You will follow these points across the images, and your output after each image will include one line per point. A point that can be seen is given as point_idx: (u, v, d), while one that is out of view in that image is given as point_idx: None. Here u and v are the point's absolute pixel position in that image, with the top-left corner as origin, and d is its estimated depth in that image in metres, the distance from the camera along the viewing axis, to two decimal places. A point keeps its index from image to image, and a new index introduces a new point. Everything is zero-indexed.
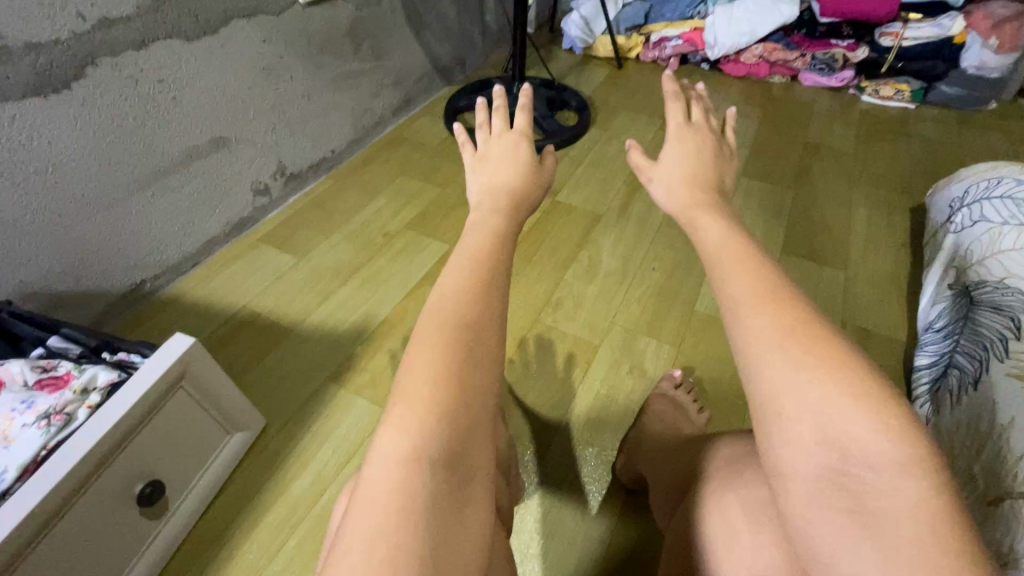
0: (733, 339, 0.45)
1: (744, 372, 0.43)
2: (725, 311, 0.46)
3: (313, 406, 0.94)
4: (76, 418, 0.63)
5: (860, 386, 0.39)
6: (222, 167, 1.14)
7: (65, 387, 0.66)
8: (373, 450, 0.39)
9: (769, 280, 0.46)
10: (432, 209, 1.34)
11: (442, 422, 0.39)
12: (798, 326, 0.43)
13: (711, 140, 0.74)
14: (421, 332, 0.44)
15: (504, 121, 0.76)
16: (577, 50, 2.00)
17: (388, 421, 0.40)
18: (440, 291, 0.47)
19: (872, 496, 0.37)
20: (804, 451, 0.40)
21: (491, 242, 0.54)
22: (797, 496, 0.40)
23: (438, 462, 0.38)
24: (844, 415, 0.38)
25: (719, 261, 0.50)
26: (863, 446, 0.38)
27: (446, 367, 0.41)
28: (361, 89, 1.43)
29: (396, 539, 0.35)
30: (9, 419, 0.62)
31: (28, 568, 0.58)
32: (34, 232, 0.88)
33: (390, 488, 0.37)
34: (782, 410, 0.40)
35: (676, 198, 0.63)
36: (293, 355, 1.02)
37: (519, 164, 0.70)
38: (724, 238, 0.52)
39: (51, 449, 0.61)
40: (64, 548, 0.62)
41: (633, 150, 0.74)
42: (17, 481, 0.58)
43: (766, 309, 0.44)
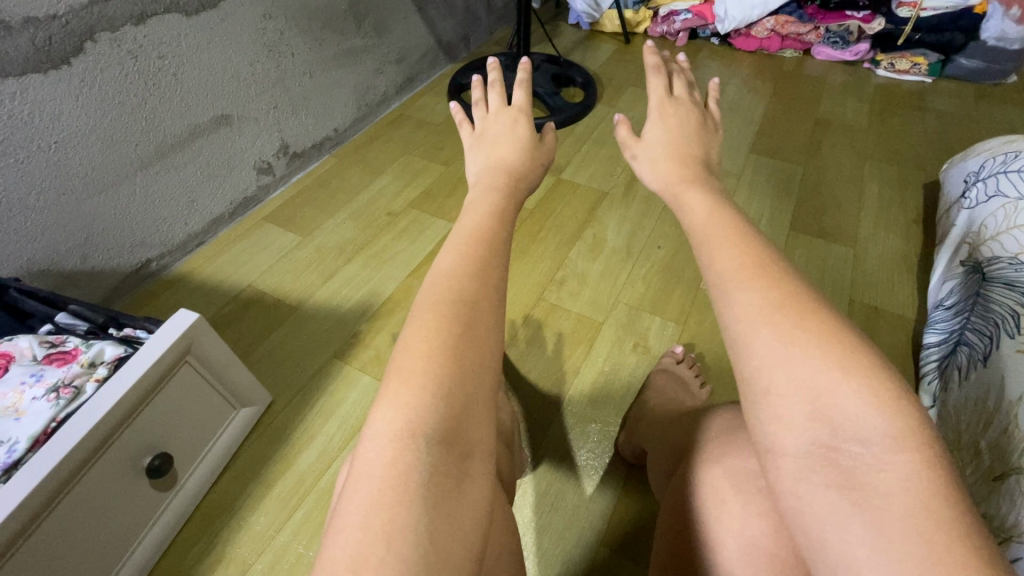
0: (723, 313, 0.44)
1: (734, 345, 0.43)
2: (713, 287, 0.46)
3: (318, 381, 0.95)
4: (85, 391, 0.64)
5: (849, 359, 0.39)
6: (225, 145, 1.14)
7: (72, 361, 0.67)
8: (367, 427, 0.39)
9: (758, 254, 0.46)
10: (436, 186, 1.33)
11: (435, 397, 0.39)
12: (786, 299, 0.42)
13: (701, 114, 0.72)
14: (416, 310, 0.44)
15: (501, 98, 0.74)
16: (583, 25, 1.96)
17: (381, 399, 0.40)
18: (436, 269, 0.47)
19: (863, 471, 0.37)
20: (794, 428, 0.39)
21: (485, 220, 0.53)
22: (788, 472, 0.40)
23: (433, 439, 0.38)
24: (834, 389, 0.38)
25: (706, 235, 0.49)
26: (852, 420, 0.38)
27: (438, 341, 0.41)
28: (363, 66, 1.41)
29: (393, 512, 0.35)
30: (18, 392, 0.63)
31: (41, 537, 0.60)
32: (40, 209, 0.88)
33: (386, 464, 0.37)
34: (772, 386, 0.40)
35: (666, 173, 0.62)
36: (299, 332, 1.03)
37: (519, 141, 0.69)
38: (712, 211, 0.52)
39: (61, 420, 0.62)
40: (73, 519, 0.64)
41: (624, 125, 0.73)
42: (28, 451, 0.60)
43: (756, 282, 0.43)
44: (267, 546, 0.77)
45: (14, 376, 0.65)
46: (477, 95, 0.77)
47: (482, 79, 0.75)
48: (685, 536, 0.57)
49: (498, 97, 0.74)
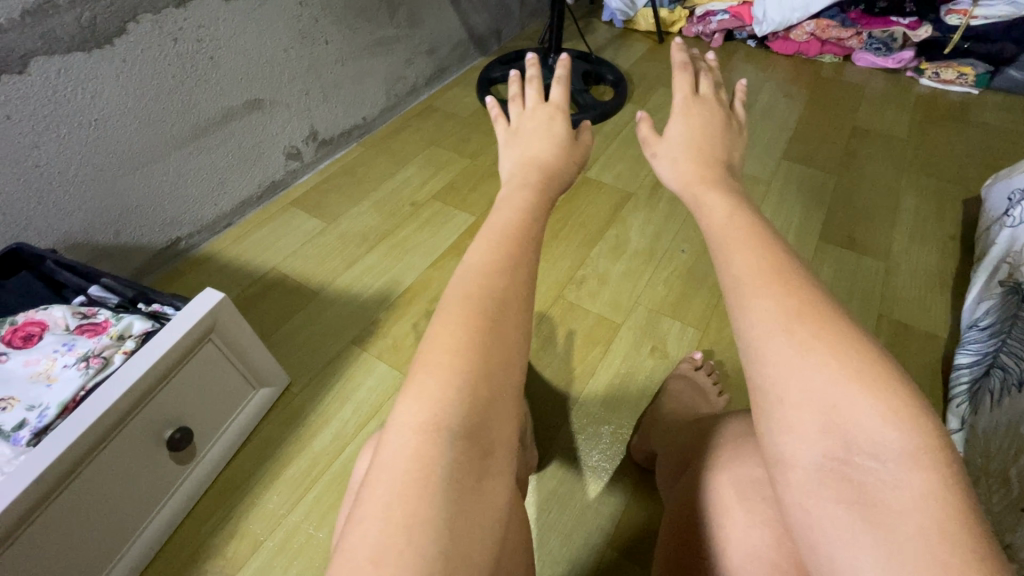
0: (737, 318, 0.43)
1: (750, 351, 0.42)
2: (727, 291, 0.45)
3: (336, 366, 0.96)
4: (113, 362, 0.66)
5: (867, 372, 0.38)
6: (257, 129, 1.16)
7: (102, 333, 0.69)
8: (392, 417, 0.39)
9: (778, 261, 0.45)
10: (461, 179, 1.33)
11: (461, 393, 0.39)
12: (805, 307, 0.41)
13: (722, 113, 0.71)
14: (444, 304, 0.44)
15: (539, 94, 0.74)
16: (617, 23, 1.93)
17: (408, 391, 0.40)
18: (466, 265, 0.47)
19: (874, 488, 0.36)
20: (805, 440, 0.38)
21: (516, 216, 0.53)
22: (799, 484, 0.39)
23: (458, 433, 0.38)
24: (850, 401, 0.37)
25: (724, 239, 0.48)
26: (867, 435, 0.36)
27: (460, 332, 0.42)
28: (395, 55, 1.42)
29: (415, 504, 0.35)
30: (52, 359, 0.66)
31: (64, 501, 0.62)
32: (78, 184, 0.91)
33: (410, 456, 0.37)
34: (784, 395, 0.39)
35: (684, 170, 0.62)
36: (319, 316, 1.04)
37: (554, 137, 0.69)
38: (729, 215, 0.51)
39: (89, 389, 0.64)
40: (95, 486, 0.65)
41: (644, 123, 0.72)
42: (58, 417, 0.62)
43: (773, 289, 0.42)
44: (278, 525, 0.79)
45: (48, 345, 0.67)
46: (513, 90, 0.77)
47: (520, 75, 0.76)
48: (691, 539, 0.56)
49: (535, 92, 0.74)
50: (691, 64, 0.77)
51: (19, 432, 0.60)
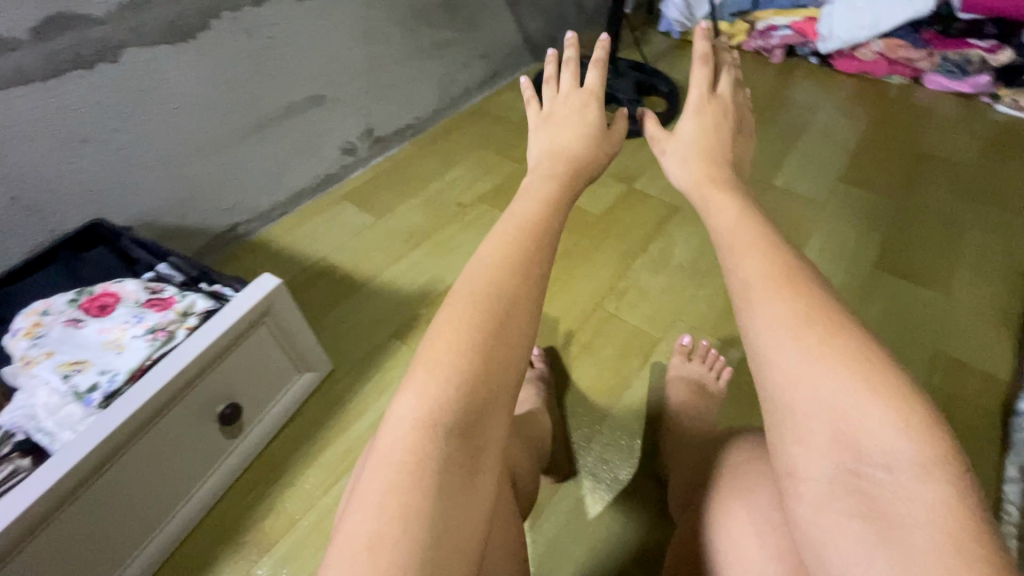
0: (745, 325, 0.44)
1: (759, 358, 0.42)
2: (736, 295, 0.45)
3: (377, 357, 0.99)
4: (176, 337, 0.71)
5: (881, 383, 0.37)
6: (318, 123, 1.21)
7: (169, 308, 0.74)
8: (390, 414, 0.40)
9: (791, 268, 0.45)
10: (507, 183, 1.35)
11: (460, 390, 0.40)
12: (818, 316, 0.41)
13: (732, 109, 0.72)
14: (452, 300, 0.45)
15: (573, 78, 0.75)
16: (674, 34, 1.91)
17: (407, 386, 0.41)
18: (477, 260, 0.48)
19: (886, 498, 0.37)
20: (816, 451, 0.39)
21: (528, 213, 0.53)
22: (811, 495, 0.39)
23: (455, 430, 0.39)
24: (862, 413, 0.37)
25: (734, 242, 0.48)
26: (880, 447, 0.37)
27: (465, 326, 0.42)
28: (452, 58, 1.45)
29: (411, 498, 0.37)
30: (124, 329, 0.71)
31: (125, 462, 0.66)
32: (153, 167, 0.97)
33: (406, 449, 0.38)
34: (796, 406, 0.39)
35: (693, 174, 0.63)
36: (363, 308, 1.08)
37: (584, 125, 0.69)
38: (740, 219, 0.51)
39: (154, 360, 0.69)
40: (151, 451, 0.70)
41: (651, 121, 0.74)
42: (126, 383, 0.67)
43: (782, 296, 0.43)
44: (313, 505, 0.82)
45: (121, 316, 0.73)
46: (549, 71, 0.77)
47: (556, 55, 0.75)
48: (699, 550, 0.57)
49: (570, 76, 0.74)
50: (714, 57, 0.75)
51: (93, 394, 0.66)
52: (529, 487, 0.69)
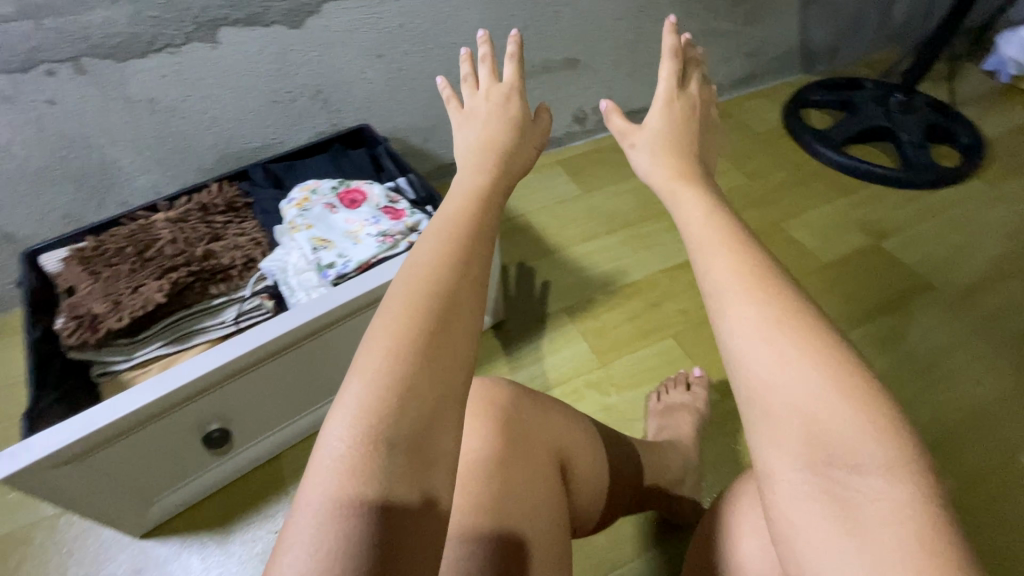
0: (716, 325, 0.40)
1: (731, 361, 0.39)
2: (706, 294, 0.42)
3: (543, 325, 1.01)
4: (398, 246, 0.81)
5: (842, 377, 0.35)
6: (563, 86, 1.23)
7: (399, 219, 0.85)
8: (314, 463, 0.34)
9: (759, 263, 0.41)
10: (728, 196, 1.24)
11: (399, 398, 0.35)
12: (785, 314, 0.38)
13: (698, 105, 0.66)
14: (386, 306, 0.39)
15: (493, 72, 0.64)
16: (1002, 76, 1.52)
17: (339, 402, 0.36)
18: (412, 257, 0.42)
19: (861, 500, 0.33)
20: (789, 449, 0.35)
21: (466, 212, 0.46)
22: (783, 497, 0.35)
23: (400, 445, 0.34)
24: (828, 409, 0.35)
25: (701, 242, 0.45)
26: (848, 447, 0.34)
27: (404, 329, 0.37)
28: (715, 49, 1.36)
29: (350, 523, 0.32)
30: (363, 226, 0.83)
31: (333, 335, 0.77)
32: (418, 92, 1.09)
33: (342, 470, 0.33)
34: (767, 405, 0.36)
35: (661, 173, 0.57)
36: (545, 273, 1.09)
37: (514, 118, 0.60)
38: (707, 214, 0.47)
39: (379, 259, 0.80)
40: (352, 335, 0.80)
41: (612, 113, 0.68)
42: (354, 271, 0.78)
43: (753, 296, 0.39)
44: None
45: (364, 213, 0.86)
46: (466, 69, 0.66)
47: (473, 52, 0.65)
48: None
49: (489, 70, 0.63)
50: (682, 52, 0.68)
51: (329, 270, 0.79)
52: (588, 491, 0.58)
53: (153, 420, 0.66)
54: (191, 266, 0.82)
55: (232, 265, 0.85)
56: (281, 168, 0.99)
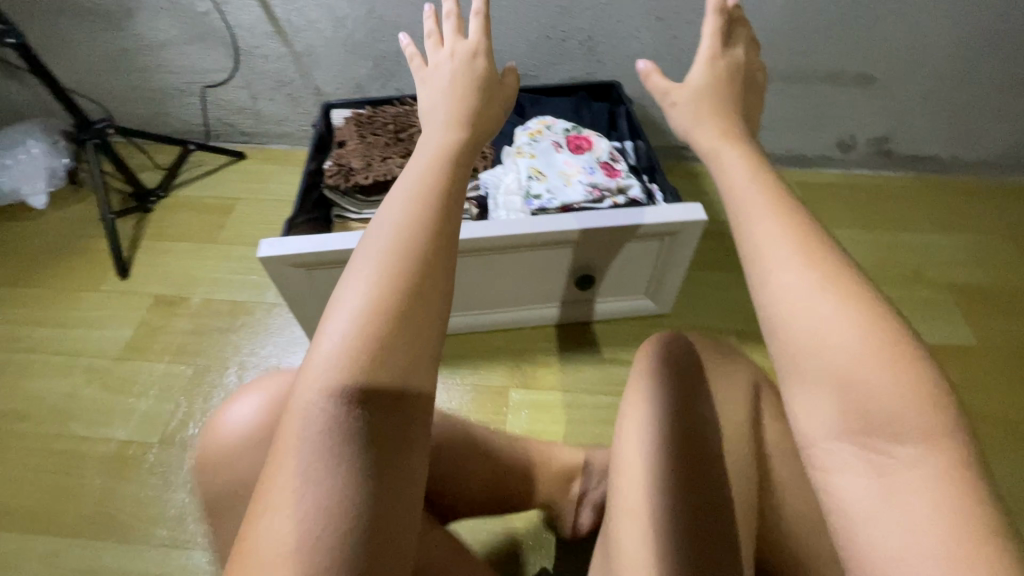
0: (757, 292, 0.36)
1: (766, 326, 0.35)
2: (744, 264, 0.38)
3: (704, 336, 0.95)
4: (602, 203, 0.83)
5: (883, 328, 0.31)
6: (843, 103, 1.09)
7: (613, 178, 0.86)
8: (292, 420, 0.35)
9: (811, 239, 0.36)
10: (998, 293, 1.00)
11: (371, 355, 0.35)
12: (833, 279, 0.33)
13: (745, 66, 0.58)
14: (354, 270, 0.39)
15: (457, 27, 0.57)
16: None
17: (310, 365, 0.36)
18: (380, 219, 0.42)
19: (899, 467, 0.28)
20: (823, 407, 0.31)
21: (431, 176, 0.45)
22: (819, 472, 0.31)
23: (376, 397, 0.35)
24: (866, 372, 0.30)
25: (743, 205, 0.40)
26: (885, 405, 0.29)
27: (377, 293, 0.37)
28: None
29: (328, 468, 0.33)
30: (578, 172, 0.86)
31: (509, 258, 0.81)
32: (681, 65, 1.05)
33: (322, 423, 0.34)
34: (802, 369, 0.32)
35: (707, 129, 0.51)
36: (730, 288, 1.01)
37: (478, 78, 0.55)
38: (754, 175, 0.43)
39: (579, 207, 0.83)
40: (524, 265, 0.83)
41: (652, 73, 0.59)
42: (554, 209, 0.82)
43: (794, 258, 0.35)
44: (569, 391, 0.90)
45: (583, 161, 0.88)
46: (429, 25, 0.59)
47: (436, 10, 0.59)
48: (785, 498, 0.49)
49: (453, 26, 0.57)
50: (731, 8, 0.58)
51: (533, 200, 0.83)
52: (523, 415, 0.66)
53: (342, 264, 0.79)
54: None
55: None
56: (527, 99, 1.05)
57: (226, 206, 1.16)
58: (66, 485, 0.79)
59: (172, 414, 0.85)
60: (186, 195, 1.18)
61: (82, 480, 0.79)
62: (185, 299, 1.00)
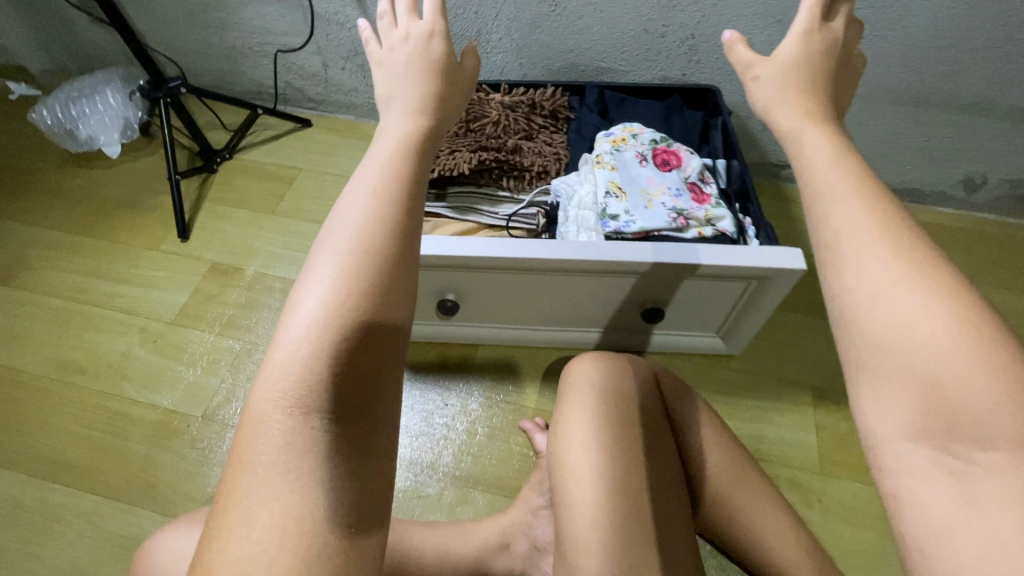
0: (833, 283, 0.34)
1: (839, 321, 0.33)
2: (818, 252, 0.35)
3: (775, 385, 0.86)
4: (686, 232, 0.74)
5: (974, 323, 0.29)
6: (980, 137, 0.94)
7: (702, 204, 0.77)
8: (247, 439, 0.33)
9: (900, 230, 0.33)
10: None
11: (327, 365, 0.33)
12: (921, 270, 0.31)
13: (844, 46, 0.48)
14: (309, 274, 0.36)
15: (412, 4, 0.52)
16: None
17: (262, 379, 0.34)
18: (338, 214, 0.39)
19: (981, 477, 0.27)
20: (898, 409, 0.30)
21: (396, 164, 0.41)
22: (888, 474, 0.31)
23: (333, 413, 0.33)
24: (957, 373, 0.28)
25: (826, 184, 0.36)
26: (974, 410, 0.28)
27: (338, 301, 0.34)
28: None
29: (288, 483, 0.31)
30: (663, 192, 0.77)
31: (575, 281, 0.74)
32: None
33: (279, 441, 0.32)
34: (881, 365, 0.31)
35: (789, 111, 0.43)
36: (811, 334, 0.91)
37: (437, 60, 0.50)
38: (840, 154, 0.38)
39: (660, 234, 0.74)
40: (589, 290, 0.76)
41: (736, 45, 0.50)
42: (631, 234, 0.74)
43: (881, 248, 0.33)
44: None
45: (669, 180, 0.79)
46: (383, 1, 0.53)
47: None
48: (726, 488, 0.57)
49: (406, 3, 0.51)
50: None
51: (609, 221, 0.75)
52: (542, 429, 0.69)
53: None
54: (500, 153, 0.88)
55: (529, 168, 0.89)
56: (613, 98, 0.94)
57: (287, 176, 1.14)
58: (113, 446, 0.81)
59: (217, 388, 0.86)
60: (250, 159, 1.16)
61: (127, 442, 0.81)
62: (239, 270, 1.00)
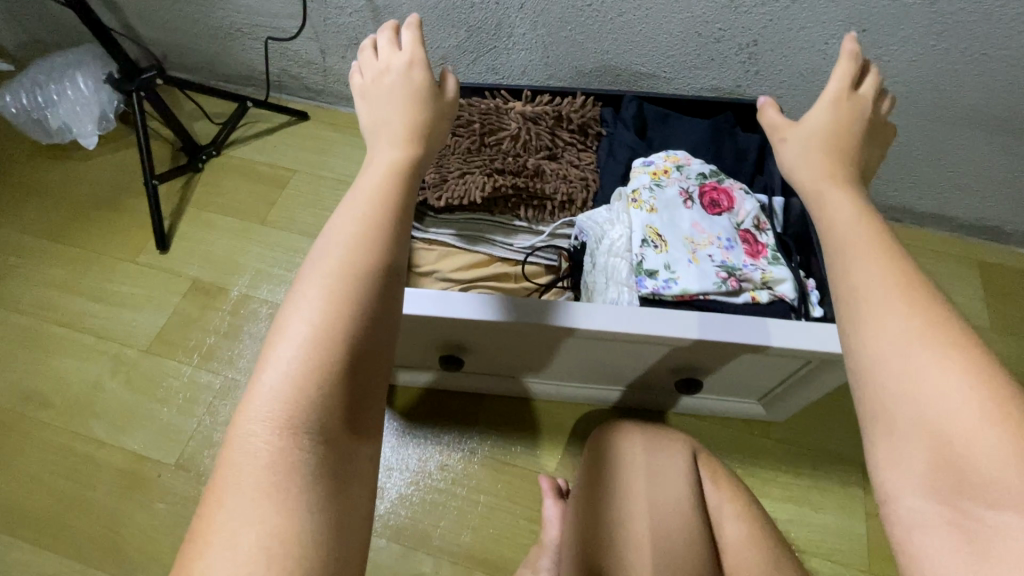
0: (847, 339, 0.35)
1: (851, 375, 0.35)
2: (836, 303, 0.37)
3: (821, 459, 0.75)
4: (738, 295, 0.63)
5: (981, 375, 0.30)
6: None
7: (757, 259, 0.65)
8: (228, 462, 0.30)
9: (915, 295, 0.34)
10: None
11: (320, 381, 0.32)
12: (932, 330, 0.32)
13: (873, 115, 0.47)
14: (300, 291, 0.35)
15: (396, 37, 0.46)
16: None
17: (248, 399, 0.32)
18: (331, 232, 0.37)
19: (996, 537, 0.27)
20: (907, 465, 0.30)
21: (392, 179, 0.40)
22: (903, 532, 0.30)
23: (320, 434, 0.31)
24: (961, 425, 0.29)
25: (844, 242, 0.39)
26: (983, 473, 0.28)
27: (329, 321, 0.33)
28: None
29: (274, 507, 0.29)
30: (711, 243, 0.65)
31: (599, 348, 0.63)
32: None
33: (265, 463, 0.30)
34: (894, 417, 0.31)
35: (812, 170, 0.44)
36: None
37: (420, 89, 0.44)
38: (859, 218, 0.40)
39: (706, 298, 0.63)
40: (616, 356, 0.65)
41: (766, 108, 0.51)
42: (673, 297, 0.63)
43: (897, 306, 0.34)
44: None
45: (719, 226, 0.67)
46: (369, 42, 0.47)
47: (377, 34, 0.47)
48: None
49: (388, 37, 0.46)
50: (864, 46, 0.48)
51: (646, 279, 0.63)
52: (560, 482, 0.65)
53: None
54: (518, 177, 0.76)
55: (551, 196, 0.77)
56: (654, 114, 0.80)
57: (280, 178, 1.02)
58: (78, 494, 0.74)
59: (193, 431, 0.78)
60: (239, 157, 1.04)
61: (94, 490, 0.74)
62: (223, 290, 0.89)
